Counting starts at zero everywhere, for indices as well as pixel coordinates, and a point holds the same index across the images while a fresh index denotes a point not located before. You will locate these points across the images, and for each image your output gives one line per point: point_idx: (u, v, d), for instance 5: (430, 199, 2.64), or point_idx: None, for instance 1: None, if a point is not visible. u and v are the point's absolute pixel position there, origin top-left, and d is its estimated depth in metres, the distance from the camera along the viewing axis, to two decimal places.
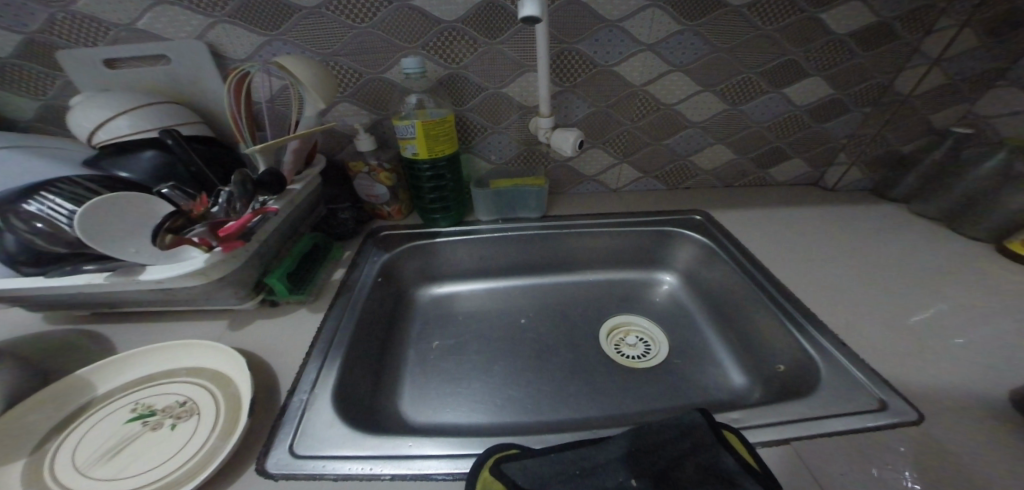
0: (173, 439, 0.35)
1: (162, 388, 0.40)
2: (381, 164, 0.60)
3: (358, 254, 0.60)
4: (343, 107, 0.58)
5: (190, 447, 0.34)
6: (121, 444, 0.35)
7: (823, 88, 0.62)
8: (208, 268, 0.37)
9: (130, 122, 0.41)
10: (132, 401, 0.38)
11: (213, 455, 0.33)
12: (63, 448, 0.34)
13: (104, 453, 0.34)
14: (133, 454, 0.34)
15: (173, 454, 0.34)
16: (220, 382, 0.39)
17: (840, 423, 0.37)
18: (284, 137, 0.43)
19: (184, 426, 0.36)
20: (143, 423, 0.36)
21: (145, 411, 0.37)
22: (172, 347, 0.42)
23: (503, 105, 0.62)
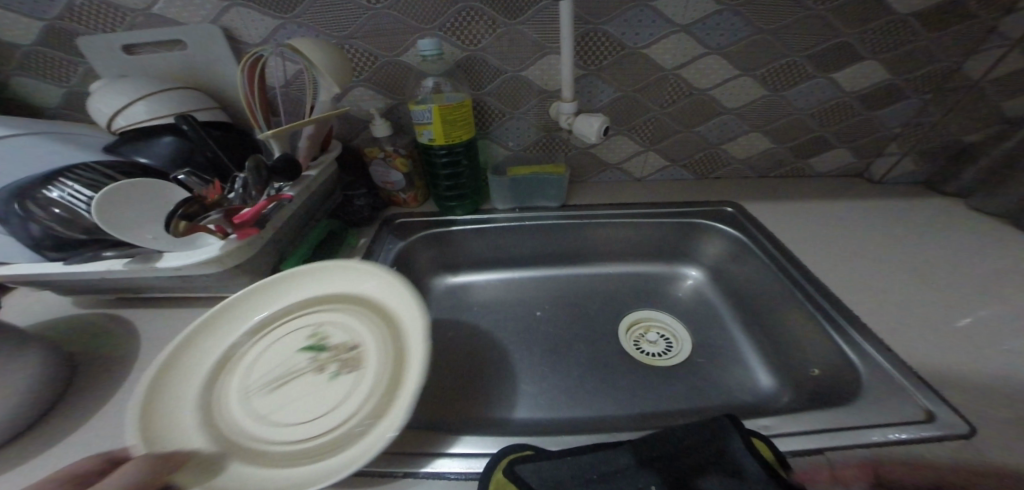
0: (330, 391, 0.36)
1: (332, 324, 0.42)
2: (397, 150, 0.58)
3: (373, 241, 0.59)
4: (358, 91, 0.57)
5: (336, 411, 0.34)
6: (289, 376, 0.37)
7: (877, 72, 0.56)
8: (225, 255, 0.37)
9: (147, 108, 0.41)
10: (312, 324, 0.42)
11: (338, 439, 0.32)
12: (229, 368, 0.38)
13: (290, 379, 0.37)
14: (272, 387, 0.37)
15: (316, 412, 0.35)
16: (388, 332, 0.40)
17: (880, 437, 0.34)
18: (299, 122, 0.42)
19: (336, 375, 0.37)
20: (315, 357, 0.39)
21: (319, 343, 0.40)
22: (355, 268, 0.44)
23: (523, 90, 0.60)
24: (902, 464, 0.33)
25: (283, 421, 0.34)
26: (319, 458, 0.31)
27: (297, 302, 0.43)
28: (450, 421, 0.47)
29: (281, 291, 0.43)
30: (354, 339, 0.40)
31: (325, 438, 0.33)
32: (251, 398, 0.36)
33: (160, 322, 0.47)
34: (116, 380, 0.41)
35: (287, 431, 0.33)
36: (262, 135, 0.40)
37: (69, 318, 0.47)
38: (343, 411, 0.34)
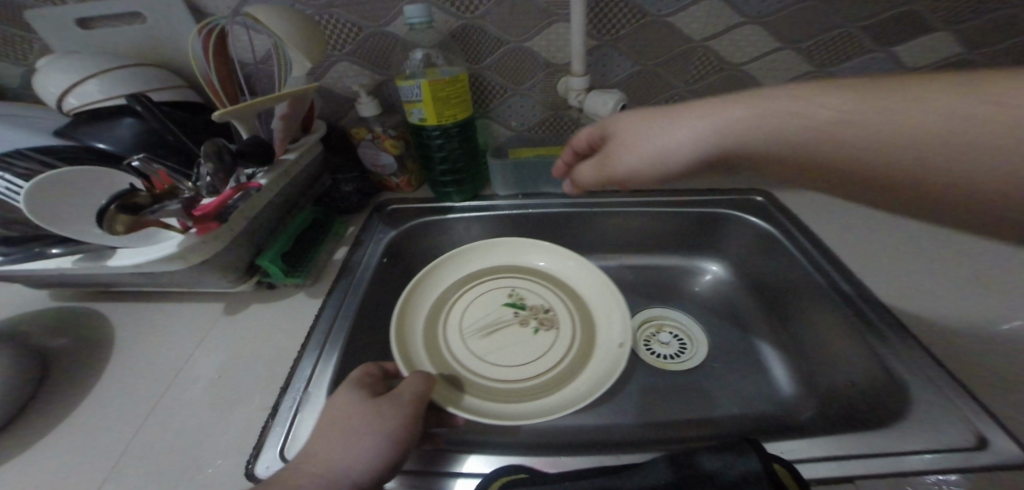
0: (539, 341, 0.45)
1: (539, 297, 0.50)
2: (386, 131, 0.54)
3: (362, 231, 0.56)
4: (343, 66, 0.53)
5: (547, 359, 0.43)
6: (491, 328, 0.47)
7: (944, 45, 0.49)
8: (184, 252, 0.34)
9: (98, 87, 0.39)
10: (510, 288, 0.51)
11: (540, 388, 0.41)
12: (441, 318, 0.47)
13: (479, 330, 0.47)
14: (492, 341, 0.45)
15: (535, 357, 0.44)
16: (575, 306, 0.48)
17: (914, 465, 0.31)
18: (265, 99, 0.37)
19: (564, 339, 0.45)
20: (516, 313, 0.48)
21: (517, 303, 0.49)
22: (550, 253, 0.52)
23: (527, 63, 0.54)
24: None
25: (522, 373, 0.42)
26: (531, 397, 0.40)
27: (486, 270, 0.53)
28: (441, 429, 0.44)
29: (475, 259, 0.52)
30: (550, 309, 0.48)
31: (569, 393, 0.40)
32: (436, 336, 0.45)
33: (143, 317, 0.46)
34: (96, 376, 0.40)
35: (466, 366, 0.43)
36: (215, 116, 0.34)
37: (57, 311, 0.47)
38: (580, 373, 0.42)
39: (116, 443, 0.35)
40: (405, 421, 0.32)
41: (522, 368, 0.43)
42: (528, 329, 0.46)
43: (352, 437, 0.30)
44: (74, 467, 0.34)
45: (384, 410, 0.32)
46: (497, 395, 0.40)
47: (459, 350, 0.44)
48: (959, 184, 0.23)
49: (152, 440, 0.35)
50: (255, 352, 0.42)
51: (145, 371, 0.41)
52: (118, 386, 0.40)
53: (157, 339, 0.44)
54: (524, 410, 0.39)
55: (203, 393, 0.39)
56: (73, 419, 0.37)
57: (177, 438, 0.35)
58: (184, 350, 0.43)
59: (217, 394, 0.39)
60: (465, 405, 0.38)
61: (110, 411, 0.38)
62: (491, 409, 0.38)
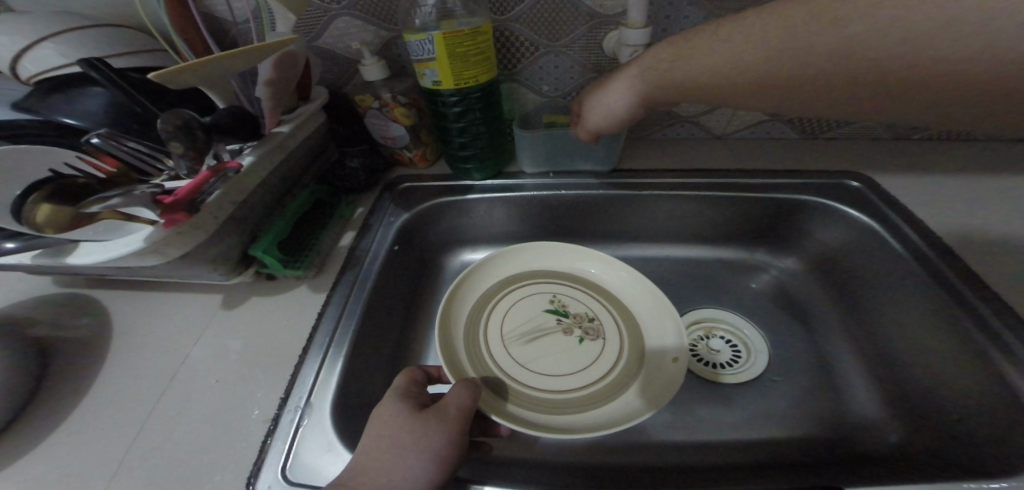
0: (584, 352, 0.39)
1: (581, 299, 0.43)
2: (396, 98, 0.46)
3: (372, 212, 0.49)
4: (344, 22, 0.45)
5: (594, 371, 0.38)
6: (531, 335, 0.40)
7: None
8: (156, 246, 0.29)
9: (58, 51, 0.34)
10: (551, 292, 0.44)
11: (587, 399, 0.36)
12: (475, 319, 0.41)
13: (517, 336, 0.40)
14: (535, 349, 0.39)
15: (581, 370, 0.38)
16: (627, 316, 0.42)
17: None
18: (235, 56, 0.29)
19: (614, 347, 0.39)
20: (559, 321, 0.41)
21: (560, 309, 0.42)
22: (591, 249, 0.46)
23: (566, 12, 0.44)
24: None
25: (571, 386, 0.37)
26: (585, 411, 0.35)
27: (519, 269, 0.46)
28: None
29: (508, 256, 0.46)
30: (594, 313, 0.42)
31: (627, 407, 0.35)
32: (472, 343, 0.39)
33: (138, 305, 0.42)
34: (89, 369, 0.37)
35: (509, 377, 0.37)
36: (171, 80, 0.27)
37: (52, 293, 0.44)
38: (638, 384, 0.36)
39: (109, 451, 0.32)
40: (453, 442, 0.26)
41: (571, 380, 0.37)
42: (573, 335, 0.40)
43: (396, 455, 0.25)
44: (61, 476, 0.30)
45: (431, 426, 0.26)
46: (548, 410, 0.35)
47: (500, 360, 0.38)
48: (966, 69, 0.24)
49: (145, 450, 0.31)
50: (254, 353, 0.38)
51: (137, 368, 0.37)
52: (110, 381, 0.36)
53: (151, 328, 0.40)
54: (580, 427, 0.33)
55: (200, 395, 0.35)
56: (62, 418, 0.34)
57: (170, 449, 0.31)
58: (180, 343, 0.39)
59: (215, 397, 0.34)
60: (517, 419, 0.33)
61: (102, 409, 0.34)
62: (541, 425, 0.33)
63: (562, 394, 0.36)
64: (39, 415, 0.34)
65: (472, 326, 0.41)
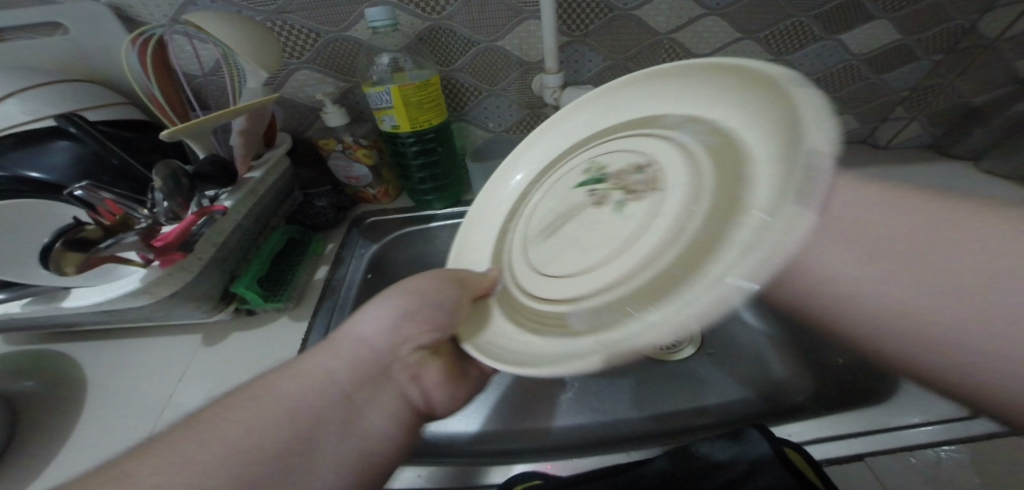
0: (625, 218, 0.26)
1: (549, 204, 0.33)
2: (358, 141, 0.51)
3: (343, 246, 0.53)
4: (303, 75, 0.50)
5: (626, 254, 0.25)
6: (556, 221, 0.31)
7: (887, 33, 0.54)
8: (152, 284, 0.34)
9: (22, 107, 0.35)
10: (579, 167, 0.34)
11: (620, 300, 0.23)
12: (537, 207, 0.35)
13: (536, 233, 0.32)
14: (564, 230, 0.30)
15: (619, 237, 0.26)
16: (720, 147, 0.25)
17: (909, 434, 0.33)
18: (212, 115, 0.33)
19: (670, 221, 0.23)
20: (591, 193, 0.30)
21: (596, 175, 0.31)
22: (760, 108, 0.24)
23: (500, 62, 0.53)
24: (921, 463, 0.32)
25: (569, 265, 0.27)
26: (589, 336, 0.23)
27: (646, 118, 0.33)
28: (466, 441, 0.43)
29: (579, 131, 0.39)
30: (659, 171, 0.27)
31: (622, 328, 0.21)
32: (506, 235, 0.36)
33: (113, 352, 0.44)
34: (64, 422, 0.38)
35: (526, 295, 0.29)
36: (161, 135, 0.31)
37: (18, 353, 0.45)
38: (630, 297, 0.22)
39: None
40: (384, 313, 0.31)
41: (575, 282, 0.26)
42: (582, 237, 0.28)
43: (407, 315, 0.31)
44: None
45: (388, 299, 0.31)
46: (529, 319, 0.28)
47: (518, 248, 0.33)
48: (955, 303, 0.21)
49: None
50: (241, 381, 0.40)
51: (117, 409, 0.39)
52: (93, 429, 0.37)
53: (129, 375, 0.42)
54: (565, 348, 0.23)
55: None
56: (46, 472, 0.34)
57: None
58: (163, 384, 0.41)
59: None
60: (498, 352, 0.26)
61: (80, 455, 0.35)
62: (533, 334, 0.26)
63: (561, 296, 0.27)
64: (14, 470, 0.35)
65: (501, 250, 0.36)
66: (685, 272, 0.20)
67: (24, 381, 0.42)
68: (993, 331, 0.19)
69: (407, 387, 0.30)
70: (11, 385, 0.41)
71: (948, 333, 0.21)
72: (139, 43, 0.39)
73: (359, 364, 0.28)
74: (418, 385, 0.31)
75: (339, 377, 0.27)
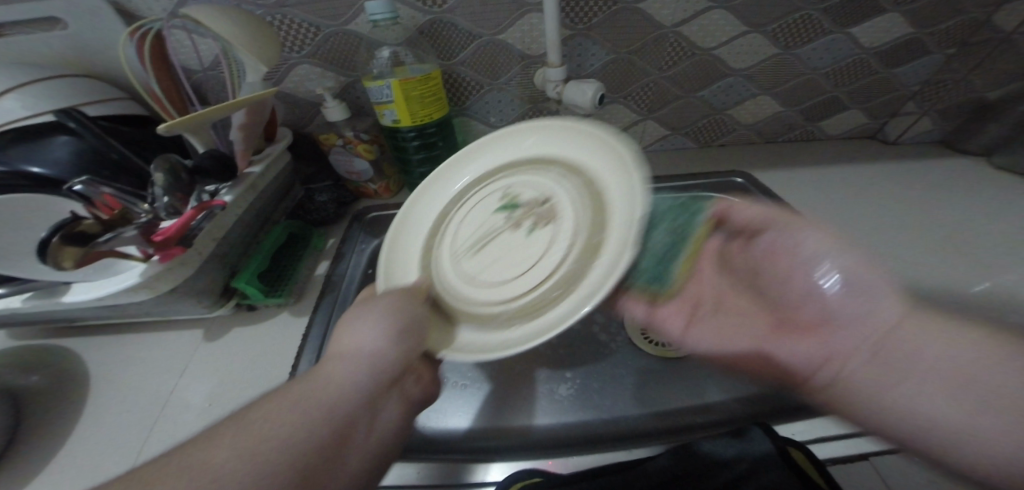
0: (535, 242, 0.33)
1: (472, 219, 0.39)
2: (358, 136, 0.51)
3: (344, 242, 0.53)
4: (303, 69, 0.50)
5: (545, 262, 0.31)
6: (483, 238, 0.37)
7: (899, 25, 0.53)
8: (152, 279, 0.34)
9: (21, 102, 0.35)
10: (492, 194, 0.39)
11: (543, 303, 0.29)
12: (454, 223, 0.39)
13: (465, 249, 0.37)
14: (493, 244, 0.36)
15: (535, 257, 0.33)
16: (593, 185, 0.34)
17: None
18: (210, 109, 0.33)
19: (576, 237, 0.31)
20: (507, 216, 0.37)
21: (511, 202, 0.37)
22: (608, 164, 0.33)
23: (501, 55, 0.52)
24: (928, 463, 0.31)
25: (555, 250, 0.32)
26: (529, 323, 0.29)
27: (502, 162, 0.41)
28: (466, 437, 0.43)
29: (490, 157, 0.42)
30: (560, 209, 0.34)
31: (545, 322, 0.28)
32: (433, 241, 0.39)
33: (116, 347, 0.45)
34: (66, 417, 0.38)
35: (455, 294, 0.34)
36: (159, 130, 0.31)
37: (22, 347, 0.45)
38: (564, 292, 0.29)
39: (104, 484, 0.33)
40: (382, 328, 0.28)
41: (517, 282, 0.32)
42: (504, 252, 0.35)
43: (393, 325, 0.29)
44: None
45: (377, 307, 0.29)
46: (466, 313, 0.33)
47: (446, 255, 0.37)
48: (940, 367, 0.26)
49: None
50: (242, 376, 0.40)
51: (120, 403, 0.39)
52: (96, 423, 0.38)
53: (131, 370, 0.42)
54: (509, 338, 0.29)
55: (192, 423, 0.37)
56: (52, 465, 0.35)
57: None
58: (164, 380, 0.41)
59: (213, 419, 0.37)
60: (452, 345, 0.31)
61: (82, 450, 0.36)
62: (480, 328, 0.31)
63: (497, 298, 0.32)
64: (18, 464, 0.35)
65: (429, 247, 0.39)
66: (602, 267, 0.27)
67: (28, 375, 0.42)
68: (986, 394, 0.23)
69: (412, 388, 0.30)
70: (15, 379, 0.42)
71: (956, 378, 0.25)
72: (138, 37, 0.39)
73: (374, 369, 0.27)
74: (419, 385, 0.31)
75: (360, 377, 0.26)
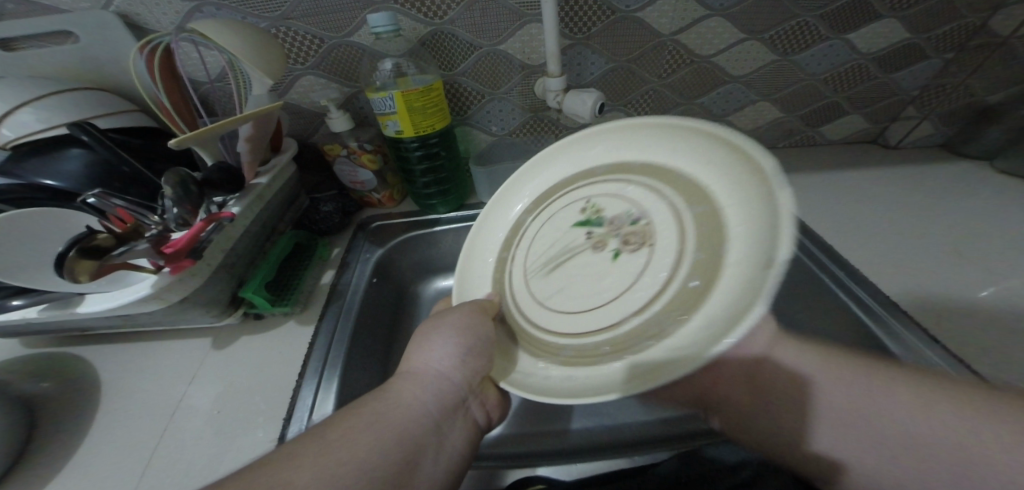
0: (621, 268, 0.30)
1: (548, 232, 0.37)
2: (362, 146, 0.52)
3: (348, 250, 0.54)
4: (308, 81, 0.51)
5: (630, 296, 0.29)
6: (561, 255, 0.34)
7: (897, 31, 0.53)
8: (162, 290, 0.35)
9: (36, 116, 0.36)
10: (575, 202, 0.37)
11: (636, 338, 0.27)
12: (530, 236, 0.38)
13: (539, 265, 0.35)
14: (569, 264, 0.33)
15: (619, 286, 0.30)
16: (692, 204, 0.30)
17: None
18: (219, 123, 0.34)
19: (668, 271, 0.28)
20: (588, 234, 0.34)
21: (592, 216, 0.35)
22: (724, 182, 0.29)
23: (502, 66, 0.53)
24: None
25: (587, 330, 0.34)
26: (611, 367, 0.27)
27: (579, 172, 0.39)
28: None
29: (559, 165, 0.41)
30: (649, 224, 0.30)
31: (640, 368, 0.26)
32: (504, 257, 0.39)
33: (125, 356, 0.46)
34: (77, 425, 0.39)
35: (531, 320, 0.33)
36: (170, 144, 0.32)
37: (35, 356, 0.46)
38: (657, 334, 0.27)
39: None
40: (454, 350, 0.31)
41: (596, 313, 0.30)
42: (585, 271, 0.32)
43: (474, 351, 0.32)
44: None
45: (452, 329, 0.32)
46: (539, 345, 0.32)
47: (518, 273, 0.36)
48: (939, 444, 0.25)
49: None
50: (250, 384, 0.40)
51: (129, 412, 0.40)
52: (106, 431, 0.38)
53: (139, 378, 0.43)
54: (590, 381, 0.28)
55: (199, 431, 0.37)
56: (63, 472, 0.36)
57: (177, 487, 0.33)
58: (171, 389, 0.41)
59: (219, 428, 0.37)
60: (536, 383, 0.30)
61: (91, 459, 0.36)
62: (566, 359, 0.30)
63: (575, 328, 0.30)
64: (30, 471, 0.36)
65: (502, 259, 0.39)
66: (705, 323, 0.24)
67: (40, 383, 0.43)
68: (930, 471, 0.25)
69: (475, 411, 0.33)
70: (28, 387, 0.42)
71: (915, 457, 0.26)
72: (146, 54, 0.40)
73: (443, 394, 0.30)
74: (483, 410, 0.34)
75: (432, 402, 0.29)
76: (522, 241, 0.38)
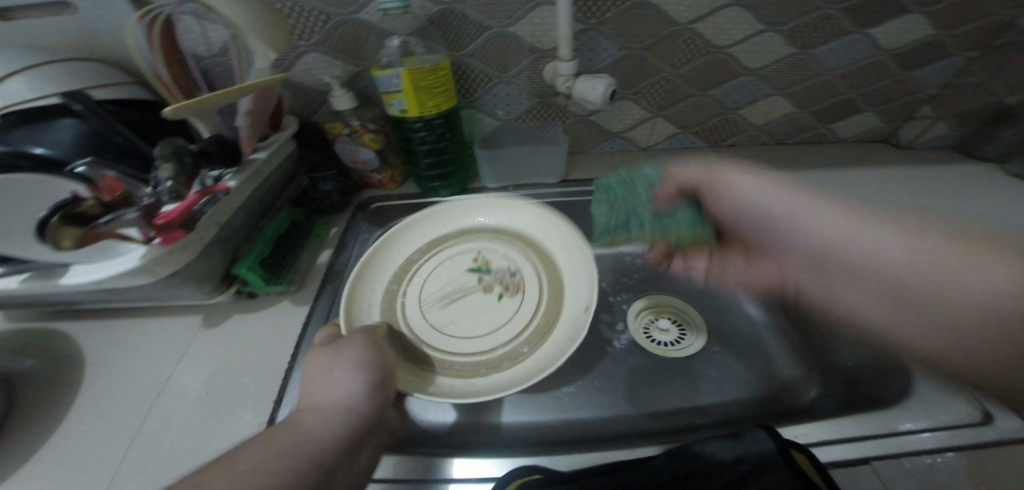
0: (502, 308, 0.41)
1: (444, 273, 0.44)
2: (365, 125, 0.51)
3: (347, 231, 0.53)
4: (311, 58, 0.49)
5: (507, 327, 0.39)
6: (451, 294, 0.43)
7: (920, 27, 0.52)
8: (151, 263, 0.34)
9: (27, 85, 0.35)
10: (467, 254, 0.46)
11: (514, 355, 0.37)
12: (423, 272, 0.44)
13: (433, 301, 0.42)
14: (460, 303, 0.42)
15: (496, 323, 0.40)
16: (546, 265, 0.43)
17: (910, 441, 0.32)
18: (216, 93, 0.32)
19: (529, 315, 0.40)
20: (478, 280, 0.44)
21: (479, 267, 0.45)
22: (567, 247, 0.43)
23: (512, 48, 0.52)
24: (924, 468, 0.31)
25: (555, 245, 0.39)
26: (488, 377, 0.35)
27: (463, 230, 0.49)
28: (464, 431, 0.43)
29: (460, 216, 0.49)
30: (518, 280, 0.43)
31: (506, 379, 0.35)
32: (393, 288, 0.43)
33: (113, 332, 0.44)
34: (62, 402, 0.38)
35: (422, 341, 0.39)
36: (164, 112, 0.30)
37: (21, 330, 0.45)
38: (524, 354, 0.37)
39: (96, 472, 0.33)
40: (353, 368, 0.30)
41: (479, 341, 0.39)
42: (480, 306, 0.41)
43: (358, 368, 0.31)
44: None
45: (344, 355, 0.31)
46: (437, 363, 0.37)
47: (411, 301, 0.42)
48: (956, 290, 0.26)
49: (133, 472, 0.32)
50: (241, 363, 0.39)
51: (117, 388, 0.39)
52: (93, 408, 0.37)
53: (128, 355, 0.42)
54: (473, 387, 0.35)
55: (189, 409, 0.36)
56: (47, 448, 0.35)
57: (162, 465, 0.33)
58: (160, 366, 0.40)
59: (207, 407, 0.36)
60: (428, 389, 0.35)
61: (76, 436, 0.35)
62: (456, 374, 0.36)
63: (463, 350, 0.38)
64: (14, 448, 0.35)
65: (393, 288, 0.43)
66: (556, 344, 0.36)
67: (27, 358, 0.42)
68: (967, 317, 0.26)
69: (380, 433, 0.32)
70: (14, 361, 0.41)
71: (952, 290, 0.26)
72: (147, 21, 0.38)
73: (350, 427, 0.28)
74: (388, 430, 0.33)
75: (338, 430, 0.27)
76: (416, 275, 0.44)
